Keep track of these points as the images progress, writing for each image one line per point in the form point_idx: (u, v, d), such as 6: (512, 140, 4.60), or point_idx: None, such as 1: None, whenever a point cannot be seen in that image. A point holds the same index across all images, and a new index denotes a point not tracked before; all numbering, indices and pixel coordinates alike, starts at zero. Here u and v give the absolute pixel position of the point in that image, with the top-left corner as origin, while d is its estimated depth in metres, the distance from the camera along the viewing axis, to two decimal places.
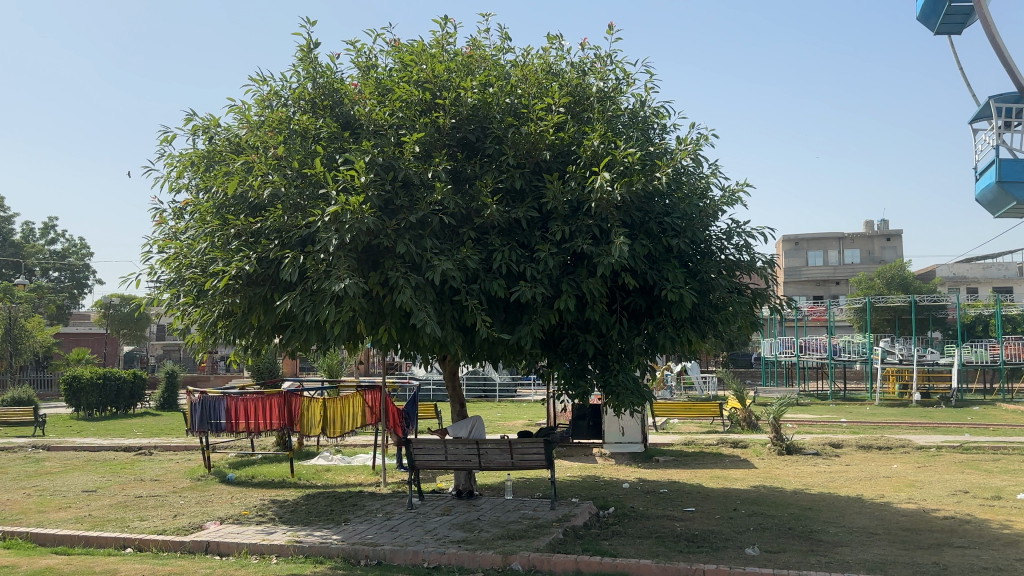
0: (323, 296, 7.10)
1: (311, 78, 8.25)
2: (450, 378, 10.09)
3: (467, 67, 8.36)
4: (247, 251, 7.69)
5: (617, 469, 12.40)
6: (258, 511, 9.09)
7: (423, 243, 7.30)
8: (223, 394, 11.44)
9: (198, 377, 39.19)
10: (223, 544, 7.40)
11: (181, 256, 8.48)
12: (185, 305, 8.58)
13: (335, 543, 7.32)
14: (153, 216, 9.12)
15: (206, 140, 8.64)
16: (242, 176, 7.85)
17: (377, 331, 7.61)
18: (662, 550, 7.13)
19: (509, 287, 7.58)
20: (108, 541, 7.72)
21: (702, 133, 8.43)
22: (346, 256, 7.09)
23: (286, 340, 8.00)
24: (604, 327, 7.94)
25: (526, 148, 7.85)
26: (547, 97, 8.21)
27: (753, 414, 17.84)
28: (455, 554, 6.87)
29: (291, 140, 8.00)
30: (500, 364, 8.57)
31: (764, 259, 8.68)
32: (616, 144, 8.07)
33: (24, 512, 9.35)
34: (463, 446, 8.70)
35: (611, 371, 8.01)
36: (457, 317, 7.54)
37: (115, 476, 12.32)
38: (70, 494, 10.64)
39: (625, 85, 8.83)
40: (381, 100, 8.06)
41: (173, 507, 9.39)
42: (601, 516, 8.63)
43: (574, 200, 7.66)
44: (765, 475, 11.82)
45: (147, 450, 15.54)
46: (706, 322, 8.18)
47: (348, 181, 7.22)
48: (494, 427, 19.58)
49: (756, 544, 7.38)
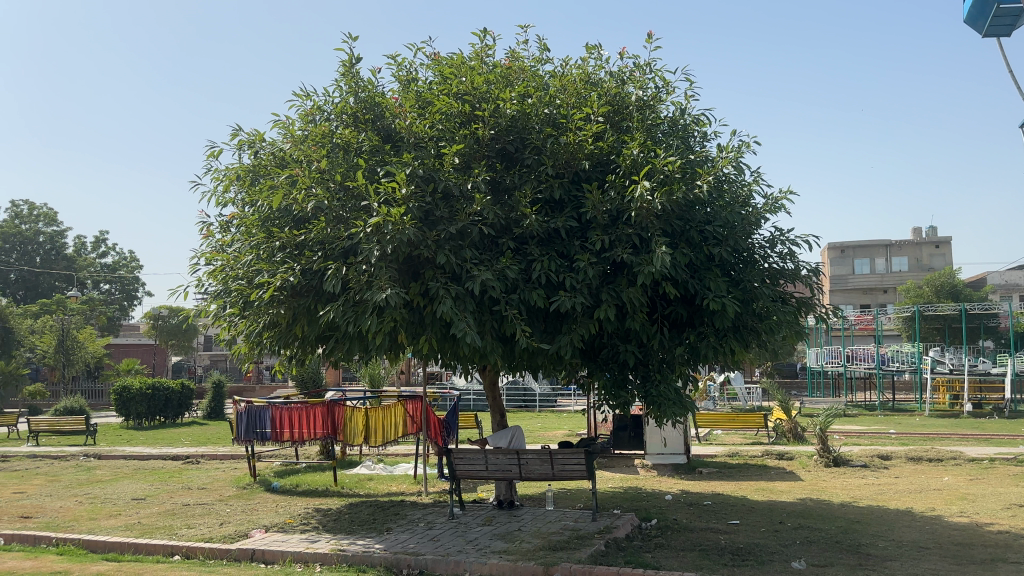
0: (365, 306, 7.22)
1: (353, 92, 8.39)
2: (490, 388, 10.09)
3: (507, 79, 8.42)
4: (292, 262, 7.87)
5: (659, 480, 12.24)
6: (302, 519, 9.20)
7: (462, 254, 7.39)
8: (268, 403, 11.62)
9: (243, 386, 39.80)
10: (268, 551, 7.51)
11: (228, 268, 8.67)
12: (231, 315, 8.78)
13: (377, 552, 7.38)
14: (201, 229, 9.34)
15: (252, 155, 8.81)
16: (287, 190, 7.97)
17: (417, 341, 7.72)
18: (706, 564, 7.05)
19: (549, 298, 7.64)
20: (157, 548, 7.87)
21: (743, 141, 8.38)
22: (387, 267, 7.23)
23: (330, 350, 8.12)
24: (645, 337, 7.89)
25: (565, 157, 7.86)
26: (587, 106, 8.23)
27: (799, 425, 17.53)
28: (497, 565, 6.88)
29: (334, 154, 8.15)
30: (540, 374, 8.56)
31: (809, 267, 8.54)
32: (656, 152, 8.03)
33: (76, 519, 9.61)
34: (504, 456, 8.71)
35: (653, 382, 7.93)
36: (497, 327, 7.60)
37: (163, 484, 12.55)
38: (120, 501, 10.89)
39: (664, 93, 8.81)
40: (422, 113, 8.17)
41: (219, 515, 9.55)
42: (644, 528, 8.58)
43: (613, 210, 7.59)
44: (812, 487, 11.58)
45: (194, 459, 15.77)
46: (750, 331, 8.11)
47: (390, 193, 7.36)
48: (535, 436, 19.51)
49: (802, 557, 7.24)
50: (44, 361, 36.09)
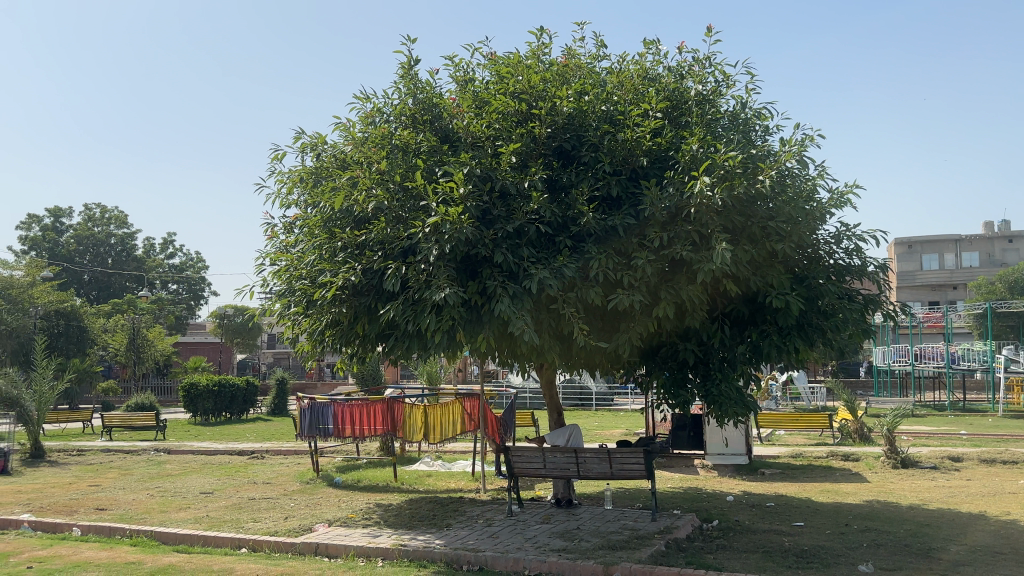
0: (423, 305, 7.30)
1: (411, 93, 8.48)
2: (548, 386, 10.08)
3: (564, 76, 8.39)
4: (353, 262, 8.00)
5: (720, 480, 12.06)
6: (364, 514, 9.35)
7: (519, 252, 7.40)
8: (331, 400, 11.86)
9: (306, 383, 40.66)
10: (332, 545, 7.65)
11: (292, 268, 8.86)
12: (296, 314, 8.98)
13: (438, 548, 7.45)
14: (266, 230, 9.55)
15: (314, 157, 8.98)
16: (348, 191, 8.10)
17: (475, 339, 7.79)
18: (769, 566, 6.92)
19: (606, 296, 7.62)
20: (225, 541, 8.09)
21: (807, 134, 8.18)
22: (445, 266, 7.30)
23: (390, 349, 8.24)
24: (705, 335, 7.78)
25: (623, 155, 7.82)
26: (645, 102, 8.15)
27: (866, 426, 17.04)
28: (557, 563, 6.87)
29: (393, 155, 8.26)
30: (598, 373, 8.53)
31: (876, 263, 8.30)
32: (717, 147, 7.91)
33: (148, 512, 9.95)
34: (562, 455, 8.69)
35: (713, 381, 7.82)
36: (554, 326, 7.61)
37: (230, 479, 12.90)
38: (190, 495, 11.24)
39: (724, 87, 8.67)
40: (479, 113, 8.22)
41: (284, 509, 9.77)
42: (705, 529, 8.46)
43: (672, 207, 7.50)
44: (879, 489, 11.26)
45: (259, 455, 16.17)
46: (815, 329, 7.95)
47: (447, 193, 7.44)
48: (592, 435, 19.44)
49: (870, 561, 7.05)
50: (117, 358, 37.50)
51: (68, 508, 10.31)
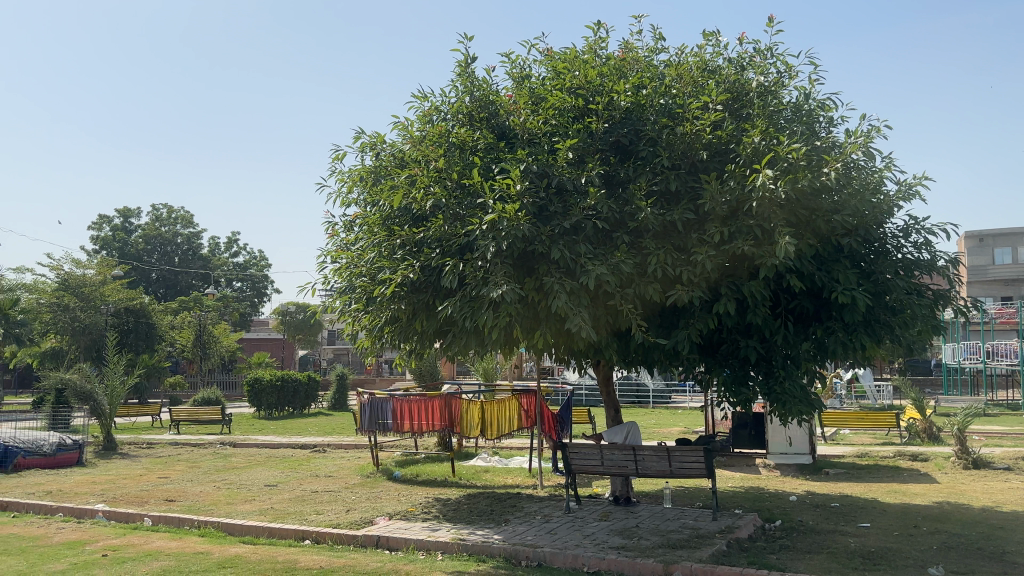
0: (481, 302, 7.32)
1: (468, 91, 8.53)
2: (605, 383, 10.02)
3: (621, 70, 8.30)
4: (412, 259, 8.07)
5: (782, 480, 11.82)
6: (423, 508, 9.45)
7: (577, 249, 7.34)
8: (390, 395, 12.01)
9: (365, 379, 41.32)
10: (392, 538, 7.76)
11: (352, 265, 8.98)
12: (356, 310, 9.11)
13: (496, 543, 7.48)
14: (327, 229, 9.72)
15: (373, 156, 9.09)
16: (407, 189, 8.18)
17: (533, 335, 7.81)
18: (834, 567, 6.76)
19: (665, 293, 7.55)
20: (289, 532, 8.27)
21: (873, 125, 7.96)
22: (502, 263, 7.30)
23: (448, 345, 8.32)
24: (768, 332, 7.62)
25: (682, 148, 7.73)
26: (704, 95, 8.03)
27: (935, 425, 16.49)
28: (616, 560, 6.82)
29: (451, 153, 8.32)
30: (656, 371, 8.43)
31: (947, 257, 8.02)
32: (779, 140, 7.74)
33: (215, 503, 10.24)
34: (620, 452, 8.62)
35: (777, 379, 7.65)
36: (612, 322, 7.56)
37: (293, 472, 13.19)
38: (255, 487, 11.54)
39: (787, 78, 8.48)
40: (536, 110, 8.21)
41: (346, 502, 9.95)
42: (767, 529, 8.31)
43: (733, 201, 7.36)
44: (949, 490, 10.88)
45: (320, 449, 16.47)
46: (882, 326, 7.72)
47: (504, 190, 7.46)
48: (650, 433, 19.27)
49: (941, 563, 6.82)
50: (184, 354, 38.68)
51: (140, 499, 10.68)
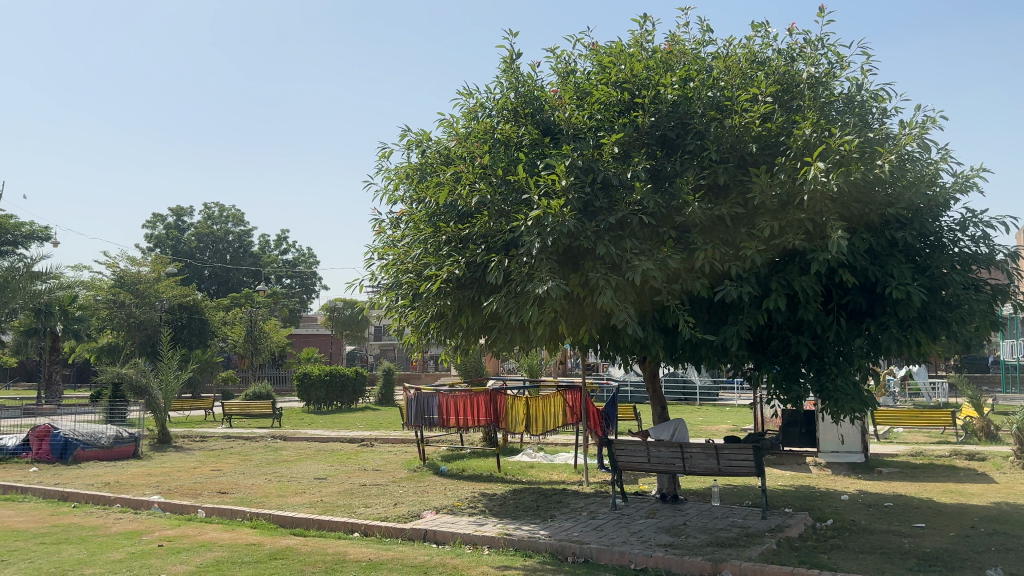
0: (526, 297, 7.32)
1: (513, 87, 8.54)
2: (651, 380, 9.94)
3: (668, 63, 8.22)
4: (457, 255, 8.11)
5: (833, 479, 11.59)
6: (469, 503, 9.50)
7: (623, 244, 7.28)
8: (436, 390, 12.07)
9: (412, 374, 41.70)
10: (439, 532, 7.82)
11: (399, 261, 9.06)
12: (402, 306, 9.21)
13: (542, 539, 7.49)
14: (374, 226, 9.82)
15: (419, 154, 9.14)
16: (452, 186, 8.23)
17: (578, 331, 7.80)
18: (888, 568, 6.61)
19: (713, 288, 7.45)
20: (338, 525, 8.39)
21: (928, 116, 7.74)
22: (547, 259, 7.28)
23: (494, 341, 8.34)
24: (820, 328, 7.48)
25: (730, 142, 7.61)
26: (753, 87, 7.90)
27: (994, 424, 15.99)
28: (663, 558, 6.77)
29: (496, 149, 8.34)
30: (704, 367, 8.33)
31: (1007, 251, 7.77)
32: (831, 132, 7.57)
33: (266, 496, 10.45)
34: (667, 449, 8.54)
35: (829, 375, 7.51)
36: (658, 318, 7.51)
37: (341, 465, 13.39)
38: (304, 480, 11.74)
39: (838, 68, 8.30)
40: (581, 104, 8.17)
41: (393, 496, 10.06)
42: (818, 528, 8.15)
43: (783, 195, 7.21)
44: (1009, 491, 10.54)
45: (368, 443, 16.67)
46: (938, 322, 7.52)
47: (549, 185, 7.45)
48: (697, 430, 19.07)
49: (1000, 566, 6.62)
50: (236, 349, 39.54)
51: (194, 490, 10.95)
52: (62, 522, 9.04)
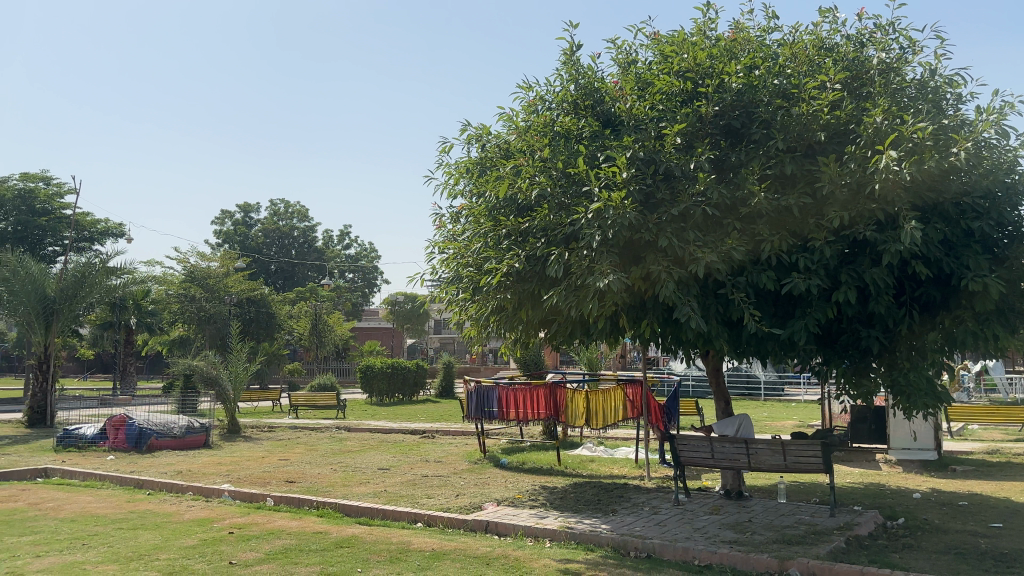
0: (586, 291, 7.29)
1: (573, 79, 8.49)
2: (714, 374, 9.79)
3: (732, 52, 8.07)
4: (517, 249, 8.12)
5: (904, 477, 11.25)
6: (530, 495, 9.52)
7: (686, 236, 7.18)
8: (495, 383, 12.13)
9: (472, 367, 42.01)
10: (501, 524, 7.86)
11: (459, 255, 9.13)
12: (463, 300, 9.27)
13: (604, 533, 7.47)
14: (435, 221, 9.91)
15: (479, 148, 9.17)
16: (512, 180, 8.24)
17: (639, 324, 7.73)
18: (964, 569, 6.39)
19: (780, 280, 7.29)
20: (402, 515, 8.52)
21: (1007, 101, 7.41)
22: (608, 252, 7.16)
23: (555, 334, 8.36)
24: (891, 322, 7.26)
25: (798, 130, 7.43)
26: (821, 73, 7.69)
27: None
28: (728, 554, 6.68)
29: (556, 142, 8.32)
30: (769, 362, 8.17)
31: None
32: (903, 119, 7.32)
33: (332, 485, 10.67)
34: (731, 445, 8.42)
35: (900, 370, 7.31)
36: (722, 312, 7.40)
37: (403, 457, 13.58)
38: (368, 471, 11.95)
39: (911, 54, 8.02)
40: (642, 95, 8.09)
41: (455, 487, 10.17)
42: (889, 527, 7.93)
43: (854, 184, 6.99)
44: None
45: (430, 435, 16.87)
46: (1018, 315, 7.22)
47: (610, 178, 7.41)
48: (761, 425, 18.74)
49: None
50: (301, 342, 40.44)
51: (262, 479, 11.26)
52: (138, 508, 9.39)
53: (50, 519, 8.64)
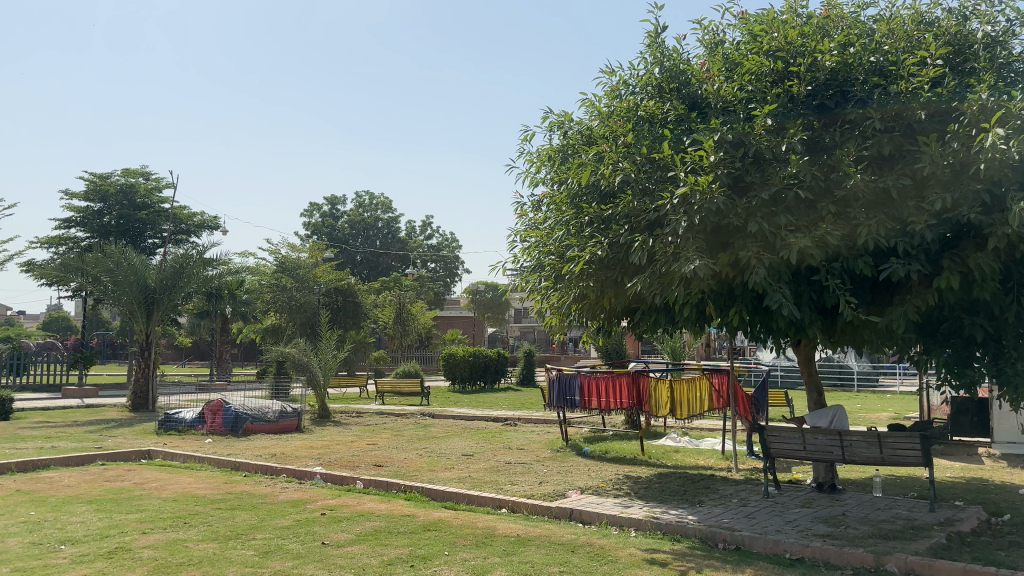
0: (672, 277, 7.18)
1: (658, 62, 8.35)
2: (805, 365, 9.50)
3: (825, 29, 7.80)
4: (600, 236, 8.07)
5: (1011, 472, 10.68)
6: (614, 484, 9.50)
7: (776, 220, 6.99)
8: (577, 371, 12.12)
9: (554, 356, 42.04)
10: (586, 512, 7.87)
11: (541, 243, 9.15)
12: (545, 288, 9.27)
13: (691, 523, 7.38)
14: (517, 209, 9.96)
15: (561, 135, 9.13)
16: (595, 166, 8.18)
17: (726, 312, 7.58)
18: None
19: (876, 266, 7.05)
20: (486, 500, 8.63)
21: None
22: (695, 237, 7.04)
23: (640, 322, 8.30)
24: (997, 309, 6.92)
25: (896, 110, 7.14)
26: (921, 50, 7.36)
27: None
28: (821, 548, 6.50)
29: (640, 127, 8.22)
30: (865, 351, 7.91)
31: None
32: (1012, 95, 6.91)
33: (418, 470, 10.90)
34: (824, 436, 8.17)
35: (1007, 360, 7.01)
36: (815, 299, 7.22)
37: (487, 443, 13.74)
38: (453, 457, 12.15)
39: (1019, 25, 7.56)
40: (730, 76, 7.94)
41: (538, 474, 10.23)
42: (994, 524, 7.56)
43: (956, 164, 6.63)
44: None
45: (512, 422, 17.00)
46: None
47: (697, 162, 7.28)
48: (854, 418, 18.11)
49: None
50: (386, 330, 41.33)
51: (352, 463, 11.59)
52: (235, 489, 9.82)
53: (155, 498, 9.12)
